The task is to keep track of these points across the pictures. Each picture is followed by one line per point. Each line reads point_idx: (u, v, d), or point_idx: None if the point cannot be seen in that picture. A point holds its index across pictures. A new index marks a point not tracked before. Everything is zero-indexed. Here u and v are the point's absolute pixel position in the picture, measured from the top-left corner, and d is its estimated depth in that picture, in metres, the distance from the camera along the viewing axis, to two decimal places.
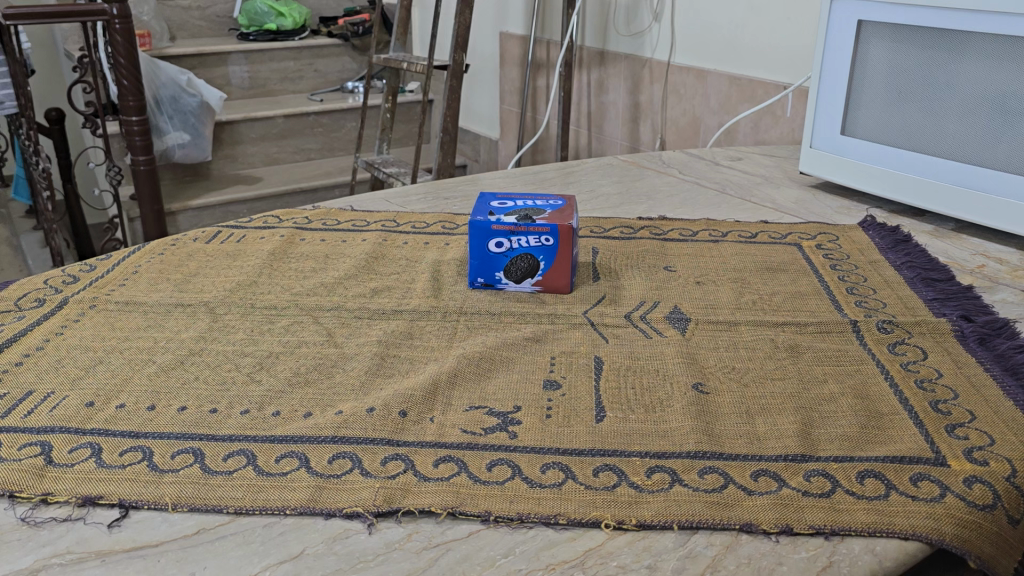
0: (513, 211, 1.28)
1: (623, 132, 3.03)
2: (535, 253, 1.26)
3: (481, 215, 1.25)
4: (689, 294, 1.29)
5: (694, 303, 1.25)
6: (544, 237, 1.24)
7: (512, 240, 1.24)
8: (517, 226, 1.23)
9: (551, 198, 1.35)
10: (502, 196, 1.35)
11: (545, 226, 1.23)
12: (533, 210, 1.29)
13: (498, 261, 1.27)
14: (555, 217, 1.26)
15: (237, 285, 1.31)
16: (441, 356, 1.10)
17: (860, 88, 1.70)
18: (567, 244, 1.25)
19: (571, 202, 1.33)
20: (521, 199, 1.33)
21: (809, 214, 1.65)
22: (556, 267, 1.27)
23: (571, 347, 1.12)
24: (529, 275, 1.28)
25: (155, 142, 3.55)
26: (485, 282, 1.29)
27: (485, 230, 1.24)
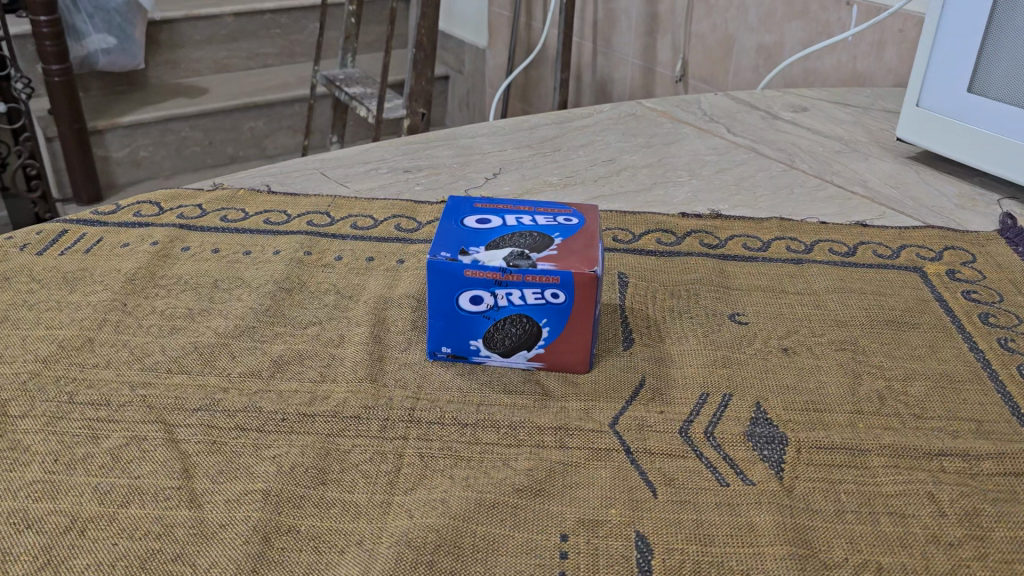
0: (500, 242, 0.80)
1: (635, 49, 2.48)
2: (534, 313, 0.78)
3: (446, 250, 0.77)
4: (776, 380, 0.81)
5: (788, 400, 0.78)
6: (550, 291, 0.76)
7: (498, 294, 0.77)
8: (506, 272, 0.76)
9: (563, 210, 0.87)
10: (484, 207, 0.86)
11: (552, 274, 0.75)
12: (533, 238, 0.81)
13: (475, 324, 0.79)
14: (569, 254, 0.78)
15: (60, 348, 0.82)
16: (370, 533, 0.63)
17: (1004, 30, 1.17)
18: (588, 302, 0.77)
19: (593, 220, 0.85)
20: (512, 214, 0.85)
21: (921, 210, 1.16)
22: (568, 336, 0.79)
23: (596, 510, 0.66)
24: (525, 345, 0.80)
25: (73, 47, 2.95)
26: (454, 351, 0.82)
27: (453, 278, 0.76)
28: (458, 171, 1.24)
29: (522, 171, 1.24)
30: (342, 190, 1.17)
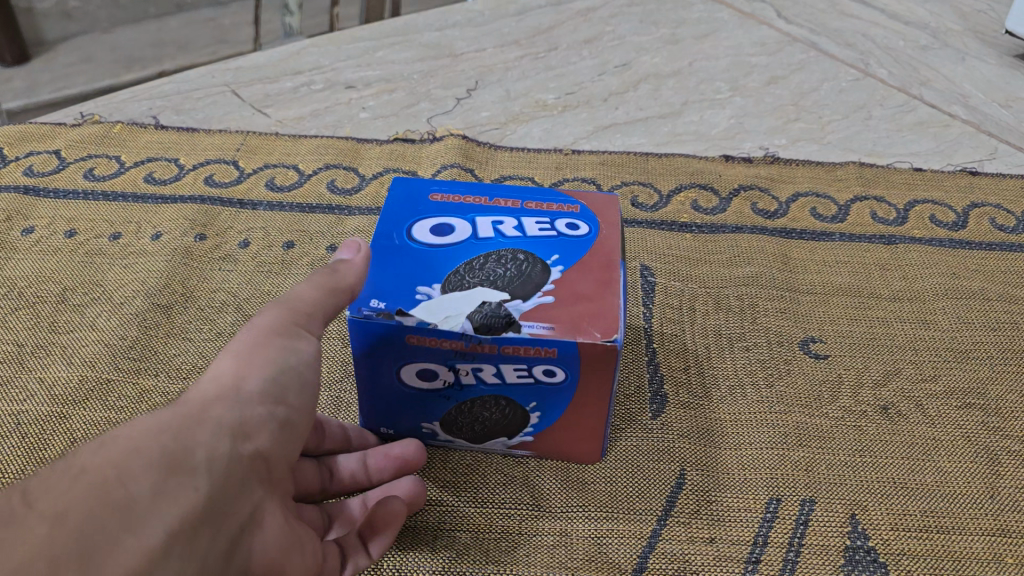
0: (465, 273, 0.48)
1: None
2: (518, 395, 0.50)
3: (377, 294, 0.47)
4: (874, 471, 0.55)
5: (896, 513, 0.53)
6: (541, 367, 0.47)
7: (460, 369, 0.48)
8: (471, 340, 0.46)
9: (567, 205, 0.55)
10: (444, 200, 0.54)
11: (546, 345, 0.46)
12: (518, 265, 0.49)
13: (428, 405, 0.52)
14: (575, 303, 0.47)
15: None
16: None
17: None
18: (602, 380, 0.48)
19: (613, 226, 0.53)
20: (486, 213, 0.53)
21: None
22: (570, 423, 0.52)
23: None
24: (505, 432, 0.53)
25: None
26: (399, 435, 0.55)
27: (388, 345, 0.47)
28: (418, 85, 0.92)
29: (505, 84, 0.92)
30: (259, 122, 0.86)
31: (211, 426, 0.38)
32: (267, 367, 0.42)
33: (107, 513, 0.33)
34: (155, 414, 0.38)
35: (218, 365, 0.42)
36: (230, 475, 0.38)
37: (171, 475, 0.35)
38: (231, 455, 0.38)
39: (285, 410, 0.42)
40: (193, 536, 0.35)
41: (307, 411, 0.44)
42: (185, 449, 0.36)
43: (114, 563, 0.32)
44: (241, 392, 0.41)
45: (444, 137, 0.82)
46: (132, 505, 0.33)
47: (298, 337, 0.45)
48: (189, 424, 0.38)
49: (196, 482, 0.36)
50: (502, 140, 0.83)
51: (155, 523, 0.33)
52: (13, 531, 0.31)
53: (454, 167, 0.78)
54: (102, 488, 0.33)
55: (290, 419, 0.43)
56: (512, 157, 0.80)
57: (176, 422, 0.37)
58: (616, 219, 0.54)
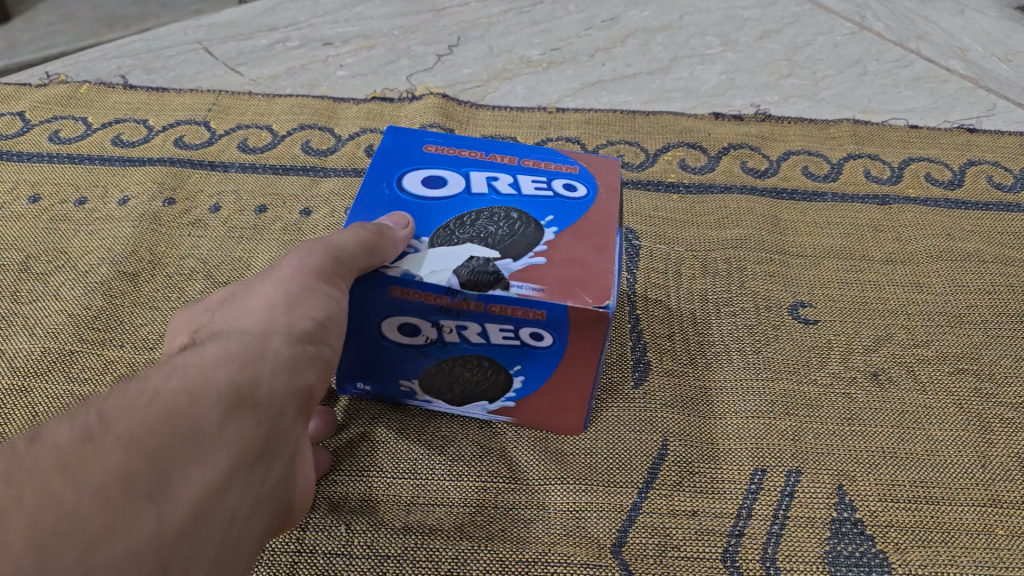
0: (455, 230, 0.45)
1: None
2: (502, 356, 0.47)
3: None
4: (863, 440, 0.53)
5: (885, 484, 0.51)
6: (528, 330, 0.44)
7: (443, 326, 0.45)
8: (456, 296, 0.42)
9: (565, 165, 0.51)
10: (437, 153, 0.50)
11: (534, 307, 0.42)
12: (511, 225, 0.45)
13: (409, 362, 0.49)
14: (568, 268, 0.43)
15: None
16: None
17: None
18: (591, 347, 0.45)
19: (613, 191, 0.49)
20: (478, 170, 0.49)
21: None
22: (557, 386, 0.49)
23: None
24: (489, 393, 0.50)
25: None
26: (378, 391, 0.53)
27: (370, 293, 0.44)
28: (398, 41, 0.89)
29: (488, 40, 0.89)
30: (232, 81, 0.84)
31: (274, 365, 0.35)
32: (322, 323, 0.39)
33: (184, 442, 0.29)
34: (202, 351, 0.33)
35: (257, 303, 0.38)
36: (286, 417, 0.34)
37: (241, 409, 0.32)
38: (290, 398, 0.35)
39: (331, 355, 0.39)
40: (257, 479, 0.32)
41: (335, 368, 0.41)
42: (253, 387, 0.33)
43: (190, 493, 0.28)
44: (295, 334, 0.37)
45: (423, 95, 0.79)
46: (211, 438, 0.30)
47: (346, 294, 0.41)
48: (250, 359, 0.34)
49: (263, 420, 0.33)
50: (484, 98, 0.80)
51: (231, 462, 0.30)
52: (89, 452, 0.26)
53: (433, 127, 0.75)
54: (179, 419, 0.29)
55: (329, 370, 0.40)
56: (494, 115, 0.77)
57: (238, 357, 0.34)
58: (616, 182, 0.50)
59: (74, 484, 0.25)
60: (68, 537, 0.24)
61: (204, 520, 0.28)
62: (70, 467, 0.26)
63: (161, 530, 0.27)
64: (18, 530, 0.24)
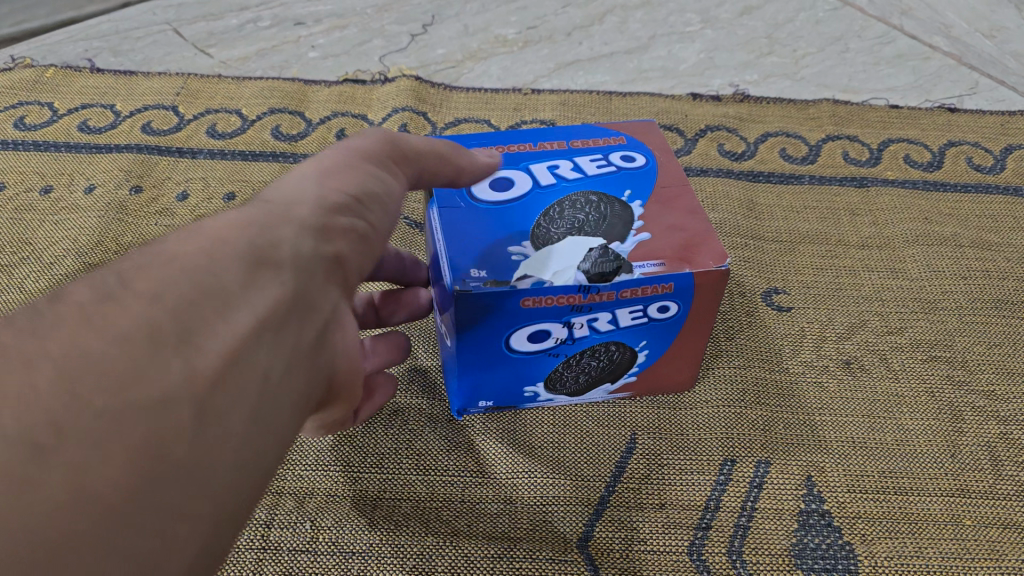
0: (549, 225, 0.43)
1: None
2: (629, 338, 0.47)
3: (473, 262, 0.41)
4: (834, 431, 0.53)
5: (853, 475, 0.51)
6: (656, 306, 0.44)
7: (574, 324, 0.44)
8: (589, 291, 0.41)
9: (610, 139, 0.50)
10: (491, 153, 0.47)
11: (662, 282, 0.42)
12: (597, 210, 0.44)
13: (532, 367, 0.48)
14: (675, 238, 0.43)
15: None
16: None
17: None
18: (712, 305, 0.45)
19: (667, 152, 0.49)
20: (537, 159, 0.48)
21: None
22: (675, 354, 0.49)
23: None
24: (608, 377, 0.50)
25: None
26: (498, 402, 0.52)
27: (499, 316, 0.42)
28: (371, 20, 0.87)
29: (463, 18, 0.87)
30: (202, 64, 0.83)
31: (297, 228, 0.33)
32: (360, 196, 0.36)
33: (200, 296, 0.27)
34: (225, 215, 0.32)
35: (291, 175, 0.37)
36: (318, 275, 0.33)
37: (259, 267, 0.30)
38: (318, 259, 0.33)
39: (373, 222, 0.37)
40: (287, 335, 0.30)
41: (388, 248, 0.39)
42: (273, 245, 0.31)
43: (215, 347, 0.27)
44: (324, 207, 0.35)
45: (396, 77, 0.78)
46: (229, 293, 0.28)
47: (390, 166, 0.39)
48: (272, 221, 0.32)
49: (286, 278, 0.31)
50: (459, 79, 0.79)
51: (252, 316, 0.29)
52: (108, 308, 0.26)
53: (405, 111, 0.74)
54: (189, 278, 0.28)
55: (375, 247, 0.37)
56: (468, 98, 0.76)
57: (256, 221, 0.32)
58: (664, 144, 0.49)
59: (96, 336, 0.24)
60: (94, 383, 0.23)
61: (232, 371, 0.27)
62: (91, 320, 0.25)
63: (188, 377, 0.25)
64: (42, 376, 0.23)
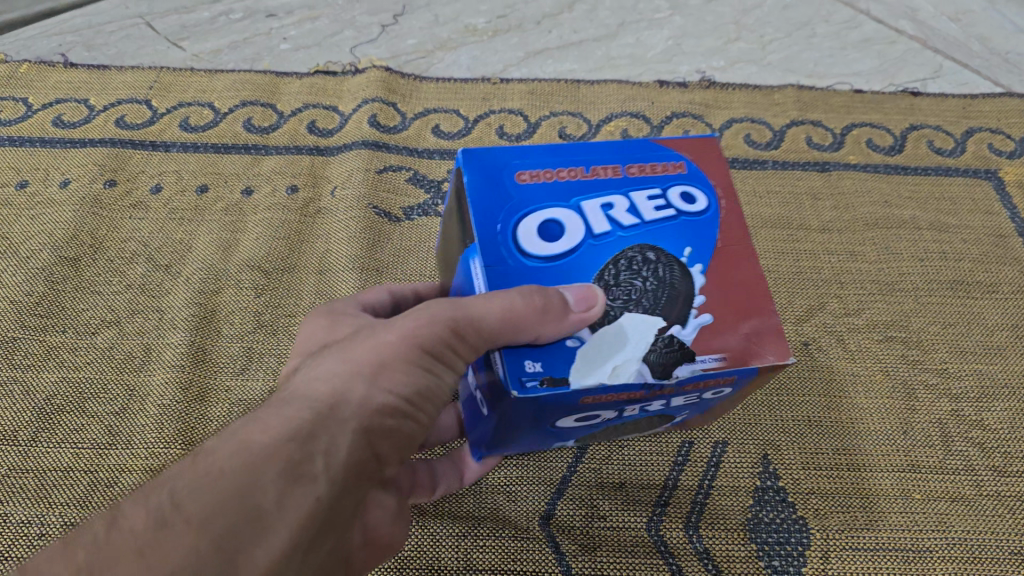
0: (600, 302, 0.37)
1: None
2: (671, 411, 0.43)
3: (528, 355, 0.35)
4: (790, 409, 0.54)
5: (809, 452, 0.52)
6: (708, 392, 0.40)
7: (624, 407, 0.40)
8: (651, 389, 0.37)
9: (668, 167, 0.42)
10: (534, 184, 0.40)
11: (725, 376, 0.37)
12: (661, 297, 0.38)
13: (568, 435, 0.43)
14: (739, 319, 0.38)
15: None
16: None
17: None
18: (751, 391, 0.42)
19: (731, 193, 0.42)
20: (586, 197, 0.40)
21: (994, 60, 0.82)
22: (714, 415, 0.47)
23: None
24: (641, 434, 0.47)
25: None
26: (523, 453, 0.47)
27: (553, 410, 0.37)
28: (342, 10, 0.88)
29: (434, 7, 0.88)
30: (174, 56, 0.84)
31: (295, 423, 0.33)
32: (370, 377, 0.35)
33: (242, 519, 0.30)
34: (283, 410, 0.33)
35: (364, 339, 0.36)
36: (316, 461, 0.32)
37: (246, 471, 0.30)
38: (320, 452, 0.32)
39: (397, 396, 0.35)
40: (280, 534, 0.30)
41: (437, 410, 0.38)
42: (266, 448, 0.31)
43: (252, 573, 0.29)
44: (326, 392, 0.34)
45: (366, 68, 0.79)
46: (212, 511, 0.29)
47: (422, 320, 0.36)
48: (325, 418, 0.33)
49: (279, 476, 0.31)
50: (429, 70, 0.80)
51: (237, 527, 0.29)
52: (162, 538, 0.29)
53: (376, 102, 0.75)
54: (175, 507, 0.29)
55: (411, 419, 0.36)
56: (438, 87, 0.77)
57: (247, 426, 0.32)
58: (727, 176, 0.43)
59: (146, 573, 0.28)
60: None
61: None
62: (146, 553, 0.28)
63: None
64: None
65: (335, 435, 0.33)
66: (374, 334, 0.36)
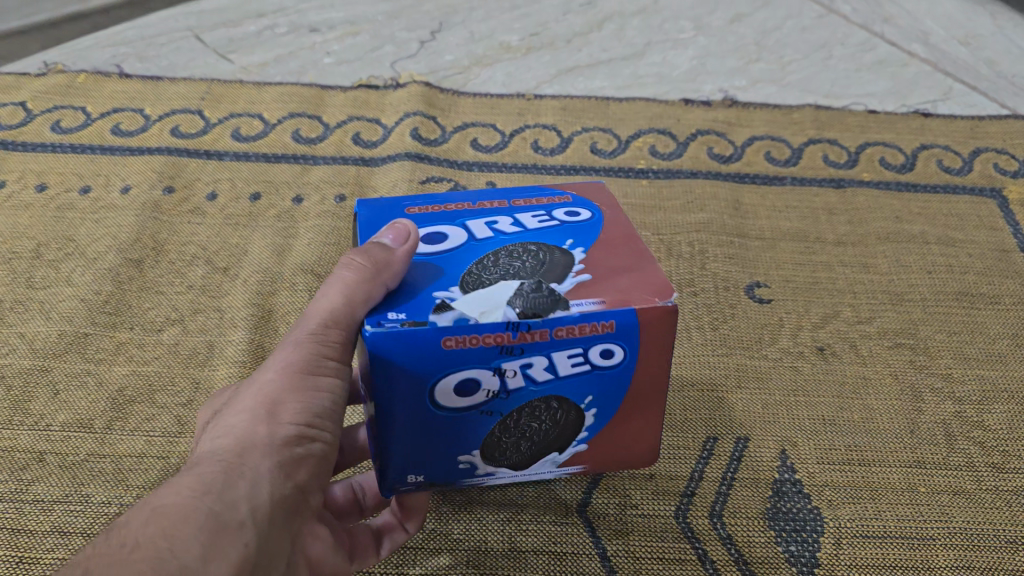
0: (481, 272, 0.40)
1: None
2: (571, 391, 0.42)
3: (392, 308, 0.39)
4: (806, 409, 0.59)
5: (823, 448, 0.57)
6: (597, 348, 0.40)
7: (508, 371, 0.40)
8: (519, 330, 0.38)
9: (557, 198, 0.48)
10: (426, 213, 0.46)
11: (601, 320, 0.39)
12: (543, 264, 0.41)
13: (463, 430, 0.42)
14: (615, 280, 0.41)
15: None
16: None
17: None
18: (664, 351, 0.41)
19: (614, 208, 0.47)
20: (472, 217, 0.46)
21: (1001, 83, 0.86)
22: (625, 424, 0.45)
23: None
24: (557, 444, 0.45)
25: None
26: (431, 478, 0.44)
27: (421, 362, 0.38)
28: (382, 27, 0.93)
29: (469, 26, 0.93)
30: (224, 69, 0.88)
31: (208, 479, 0.33)
32: (268, 414, 0.37)
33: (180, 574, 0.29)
34: (182, 477, 0.33)
35: (242, 403, 0.38)
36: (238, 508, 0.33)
37: (169, 532, 0.30)
38: (242, 495, 0.33)
39: (299, 424, 0.37)
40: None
41: (338, 433, 0.40)
42: (183, 504, 0.31)
43: None
44: (232, 444, 0.35)
45: (407, 84, 0.84)
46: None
47: (292, 350, 0.39)
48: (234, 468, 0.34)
49: (205, 528, 0.31)
50: (465, 85, 0.84)
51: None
52: None
53: (416, 116, 0.80)
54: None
55: (318, 444, 0.38)
56: (475, 103, 0.81)
57: (154, 497, 0.32)
58: (610, 200, 0.48)
59: None
60: None
61: None
62: None
63: None
64: None
65: (250, 473, 0.34)
66: (251, 384, 0.39)
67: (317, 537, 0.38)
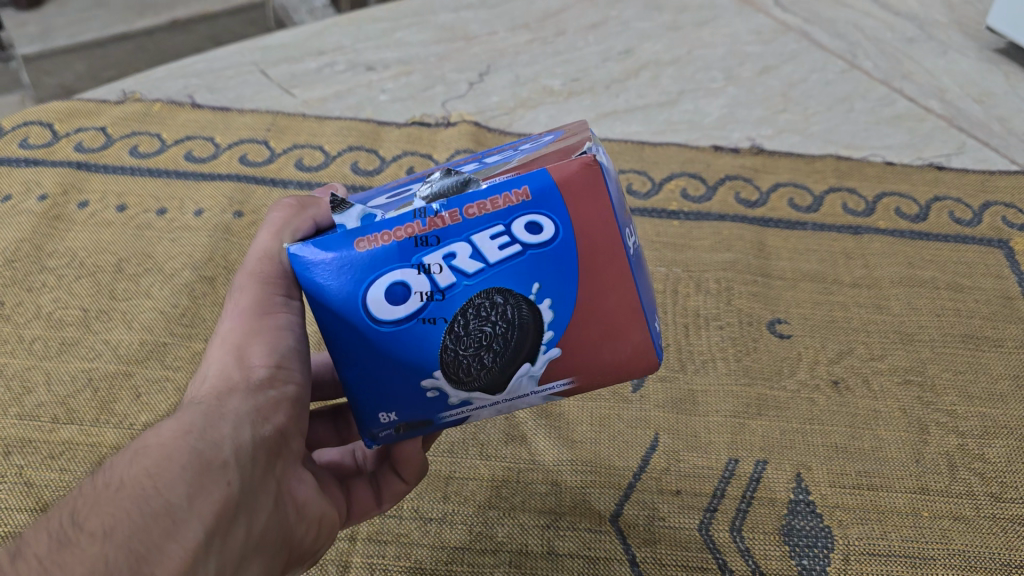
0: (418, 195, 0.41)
1: None
2: (517, 281, 0.39)
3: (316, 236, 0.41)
4: (821, 436, 0.64)
5: (836, 473, 0.62)
6: (519, 223, 0.38)
7: (433, 266, 0.38)
8: (427, 216, 0.38)
9: (530, 136, 0.48)
10: (400, 181, 0.47)
11: (512, 188, 0.38)
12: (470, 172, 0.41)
13: (415, 347, 0.39)
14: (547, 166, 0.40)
15: None
16: None
17: None
18: (599, 209, 0.38)
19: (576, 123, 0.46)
20: (445, 168, 0.46)
21: (1012, 139, 0.92)
22: (599, 323, 0.40)
23: None
24: (519, 352, 0.40)
25: None
26: (407, 417, 0.41)
27: (336, 272, 0.38)
28: (433, 68, 1.00)
29: (515, 70, 1.00)
30: (287, 102, 0.96)
31: (188, 422, 0.35)
32: (238, 361, 0.41)
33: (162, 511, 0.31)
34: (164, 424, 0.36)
35: (214, 361, 0.41)
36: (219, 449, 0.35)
37: (154, 470, 0.32)
38: (224, 435, 0.36)
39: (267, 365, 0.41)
40: (198, 521, 0.32)
41: (308, 376, 0.43)
42: (166, 444, 0.34)
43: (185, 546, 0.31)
44: (210, 391, 0.39)
45: (457, 122, 0.90)
46: (118, 518, 0.30)
47: (242, 296, 0.44)
48: (212, 415, 0.36)
49: (189, 466, 0.33)
50: (511, 125, 0.91)
51: (152, 528, 0.31)
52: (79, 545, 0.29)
53: (466, 152, 0.86)
54: (75, 528, 0.30)
55: (291, 387, 0.41)
56: None
57: (134, 444, 0.35)
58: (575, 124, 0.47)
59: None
60: None
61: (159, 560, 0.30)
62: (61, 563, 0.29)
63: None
64: None
65: (229, 415, 0.37)
66: (219, 337, 0.43)
67: (304, 480, 0.40)
